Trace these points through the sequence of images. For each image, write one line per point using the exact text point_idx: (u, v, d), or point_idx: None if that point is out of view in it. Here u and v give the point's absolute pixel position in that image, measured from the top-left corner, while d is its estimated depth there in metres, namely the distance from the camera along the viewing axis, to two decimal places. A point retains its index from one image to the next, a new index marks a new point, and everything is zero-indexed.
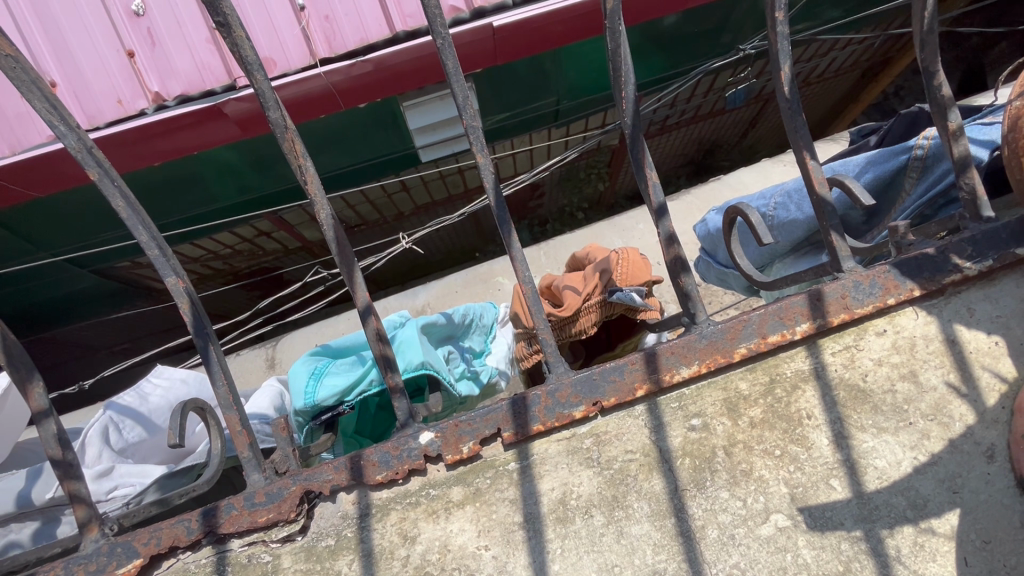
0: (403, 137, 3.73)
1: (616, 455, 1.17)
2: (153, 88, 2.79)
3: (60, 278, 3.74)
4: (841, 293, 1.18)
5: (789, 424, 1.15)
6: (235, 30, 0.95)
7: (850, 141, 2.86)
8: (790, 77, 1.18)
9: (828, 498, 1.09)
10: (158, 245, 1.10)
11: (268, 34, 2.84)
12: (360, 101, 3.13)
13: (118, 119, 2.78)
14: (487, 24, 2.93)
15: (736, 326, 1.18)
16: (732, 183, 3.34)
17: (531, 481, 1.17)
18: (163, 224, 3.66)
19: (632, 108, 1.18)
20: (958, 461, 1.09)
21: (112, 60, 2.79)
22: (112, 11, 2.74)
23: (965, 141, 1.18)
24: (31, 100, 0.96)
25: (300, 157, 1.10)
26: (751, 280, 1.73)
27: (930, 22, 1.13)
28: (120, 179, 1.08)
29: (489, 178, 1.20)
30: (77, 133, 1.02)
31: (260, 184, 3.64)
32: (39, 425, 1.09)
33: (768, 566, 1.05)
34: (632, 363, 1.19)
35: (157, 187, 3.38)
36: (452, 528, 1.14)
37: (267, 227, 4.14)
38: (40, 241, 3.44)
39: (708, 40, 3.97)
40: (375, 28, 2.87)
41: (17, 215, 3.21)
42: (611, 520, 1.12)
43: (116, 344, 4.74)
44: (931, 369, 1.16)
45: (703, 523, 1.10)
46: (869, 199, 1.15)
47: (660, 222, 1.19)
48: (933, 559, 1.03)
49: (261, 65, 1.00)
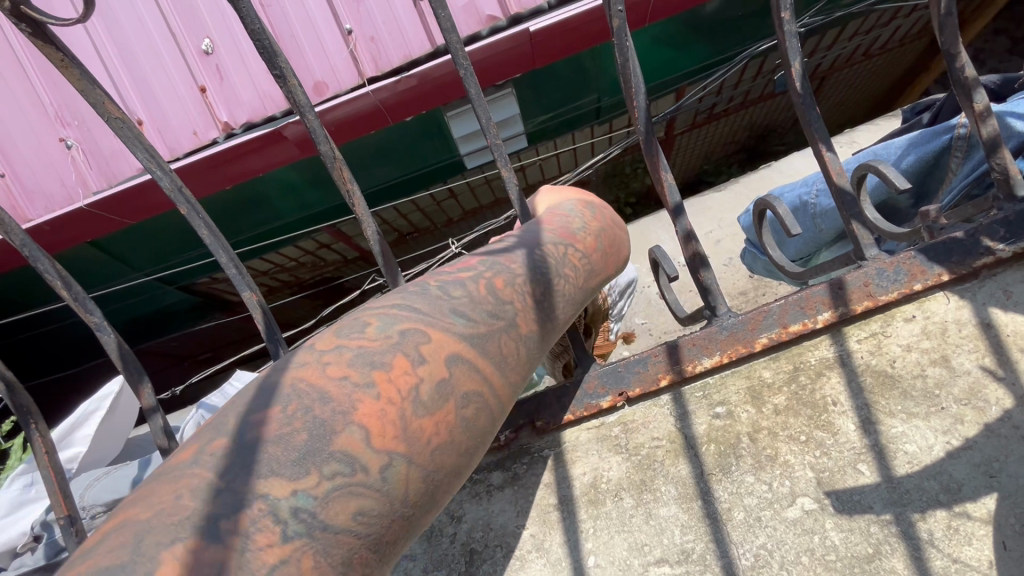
0: (449, 147, 3.91)
1: (643, 441, 1.26)
2: (222, 118, 3.11)
3: (153, 295, 4.22)
4: (863, 281, 1.21)
5: (814, 411, 1.19)
6: (290, 80, 1.12)
7: (905, 119, 2.71)
8: (801, 72, 1.21)
9: (856, 483, 1.11)
10: (235, 264, 1.29)
11: (320, 59, 3.10)
12: (406, 115, 3.32)
13: (195, 149, 3.13)
14: (523, 30, 3.04)
15: (757, 317, 1.24)
16: (782, 170, 3.27)
17: (564, 466, 1.29)
18: (238, 241, 4.05)
19: (644, 117, 1.26)
20: (995, 446, 1.07)
21: (188, 96, 3.13)
22: (186, 52, 3.09)
23: (994, 121, 1.13)
24: (136, 153, 1.16)
25: (347, 183, 1.26)
26: (784, 269, 1.73)
27: (948, 5, 1.11)
28: (205, 212, 1.27)
29: (513, 189, 1.31)
30: (170, 175, 1.22)
31: (320, 202, 3.94)
32: (150, 420, 1.31)
33: (796, 547, 1.08)
34: (655, 356, 1.28)
35: (230, 208, 3.72)
36: (493, 509, 1.29)
37: (328, 239, 4.48)
38: (136, 262, 3.90)
39: (754, 22, 3.86)
40: (417, 43, 3.06)
41: (116, 242, 3.66)
42: (640, 503, 1.20)
43: (199, 354, 5.26)
44: (964, 354, 1.16)
45: (730, 506, 1.15)
46: (903, 183, 1.07)
47: (678, 221, 1.27)
48: (969, 542, 1.02)
49: (311, 106, 1.17)
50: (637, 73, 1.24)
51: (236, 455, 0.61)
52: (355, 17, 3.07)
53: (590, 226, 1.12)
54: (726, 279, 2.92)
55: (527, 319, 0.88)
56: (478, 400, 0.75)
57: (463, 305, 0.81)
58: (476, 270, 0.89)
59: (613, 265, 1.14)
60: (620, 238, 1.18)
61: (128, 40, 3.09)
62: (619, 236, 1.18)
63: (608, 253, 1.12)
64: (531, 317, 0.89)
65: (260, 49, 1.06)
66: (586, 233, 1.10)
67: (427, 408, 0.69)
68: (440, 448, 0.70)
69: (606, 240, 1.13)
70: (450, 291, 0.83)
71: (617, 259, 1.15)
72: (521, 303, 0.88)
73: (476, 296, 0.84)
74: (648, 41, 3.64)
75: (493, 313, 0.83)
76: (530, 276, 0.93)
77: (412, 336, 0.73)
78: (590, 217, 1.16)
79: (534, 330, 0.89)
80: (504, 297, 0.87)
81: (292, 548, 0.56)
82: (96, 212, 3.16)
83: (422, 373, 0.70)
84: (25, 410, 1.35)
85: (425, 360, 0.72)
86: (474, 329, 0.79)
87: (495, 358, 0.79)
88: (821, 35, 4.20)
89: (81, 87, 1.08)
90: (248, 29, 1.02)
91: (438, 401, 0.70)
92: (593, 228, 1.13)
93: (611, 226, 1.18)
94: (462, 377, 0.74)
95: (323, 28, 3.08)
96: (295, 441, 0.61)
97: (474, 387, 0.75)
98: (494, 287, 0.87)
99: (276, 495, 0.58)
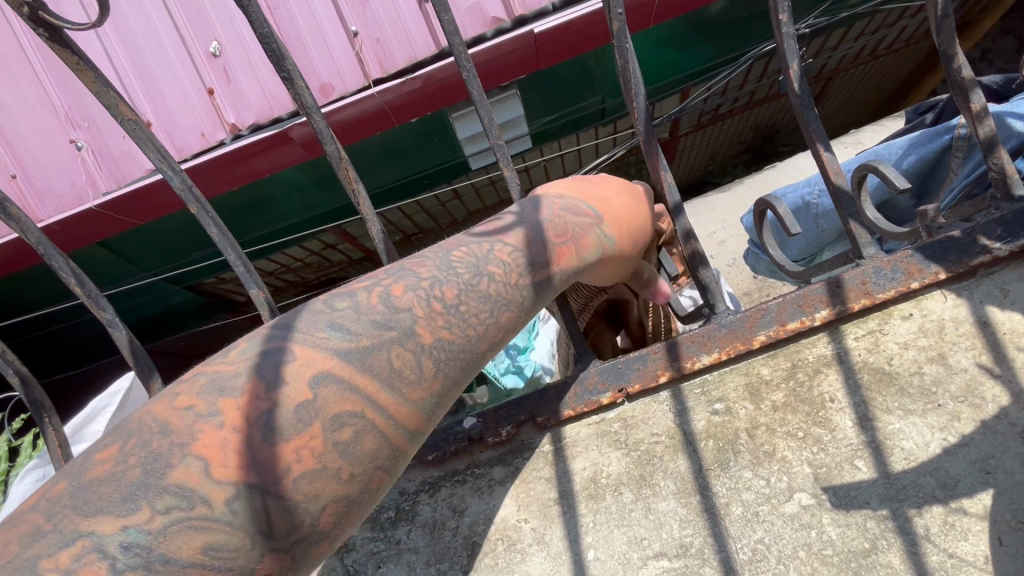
0: (454, 148, 3.94)
1: (643, 437, 1.28)
2: (230, 120, 3.16)
3: (160, 294, 4.27)
4: (861, 279, 1.23)
5: (812, 407, 1.20)
6: (297, 82, 1.15)
7: (909, 120, 2.71)
8: (799, 73, 1.23)
9: (853, 479, 1.12)
10: (243, 262, 1.31)
11: (327, 61, 3.13)
12: (411, 116, 3.36)
13: (203, 149, 3.17)
14: (528, 31, 3.06)
15: (756, 315, 1.27)
16: (787, 170, 3.27)
17: (565, 461, 1.30)
18: (245, 241, 4.09)
19: (644, 118, 1.28)
20: (991, 442, 1.08)
21: (196, 97, 3.17)
22: (194, 54, 3.14)
23: (991, 122, 1.15)
24: (148, 153, 1.19)
25: (353, 182, 1.28)
26: (786, 269, 1.74)
27: (945, 6, 1.12)
28: (214, 212, 1.30)
29: (516, 189, 1.33)
30: (181, 175, 1.25)
31: (325, 202, 3.98)
32: None
33: (793, 541, 1.10)
34: (655, 352, 1.31)
35: (237, 208, 3.76)
36: (494, 503, 1.31)
37: (334, 239, 4.52)
38: (143, 261, 3.95)
39: (759, 22, 3.86)
40: (422, 44, 3.09)
41: (124, 242, 3.71)
42: (639, 497, 1.22)
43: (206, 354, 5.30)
44: (961, 352, 1.17)
45: (728, 501, 1.16)
46: (902, 182, 1.09)
47: (678, 220, 1.29)
48: (965, 538, 1.03)
49: (318, 107, 1.20)
50: (637, 75, 1.26)
51: (71, 497, 0.70)
52: (361, 19, 3.10)
53: (532, 219, 1.18)
54: (730, 279, 2.93)
55: (429, 329, 0.94)
56: (353, 421, 0.82)
57: (343, 319, 0.88)
58: (377, 280, 0.97)
59: (562, 259, 1.17)
60: (576, 230, 1.22)
61: (137, 43, 3.13)
62: (569, 228, 1.22)
63: (555, 250, 1.17)
64: (435, 325, 0.95)
65: (268, 51, 1.09)
66: (523, 229, 1.16)
67: (286, 432, 0.76)
68: (307, 472, 0.77)
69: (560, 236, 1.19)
70: (336, 305, 0.91)
71: (569, 255, 1.19)
72: (422, 312, 0.95)
73: (363, 307, 0.91)
74: (652, 42, 3.66)
75: (381, 324, 0.90)
76: (437, 282, 1.00)
77: (274, 358, 0.81)
78: (537, 208, 1.22)
79: (439, 339, 0.95)
80: (398, 305, 0.93)
81: None
82: (105, 212, 3.21)
83: (277, 398, 0.78)
84: (38, 404, 1.38)
85: (285, 384, 0.79)
86: (349, 343, 0.86)
87: (379, 374, 0.86)
88: (827, 35, 4.20)
89: (95, 90, 1.12)
90: (257, 33, 1.05)
91: (300, 425, 0.78)
92: (534, 221, 1.18)
93: (560, 218, 1.23)
94: (331, 399, 0.81)
95: (329, 30, 3.11)
96: (128, 478, 0.70)
97: (346, 409, 0.82)
98: (388, 296, 0.94)
99: (105, 536, 0.66)
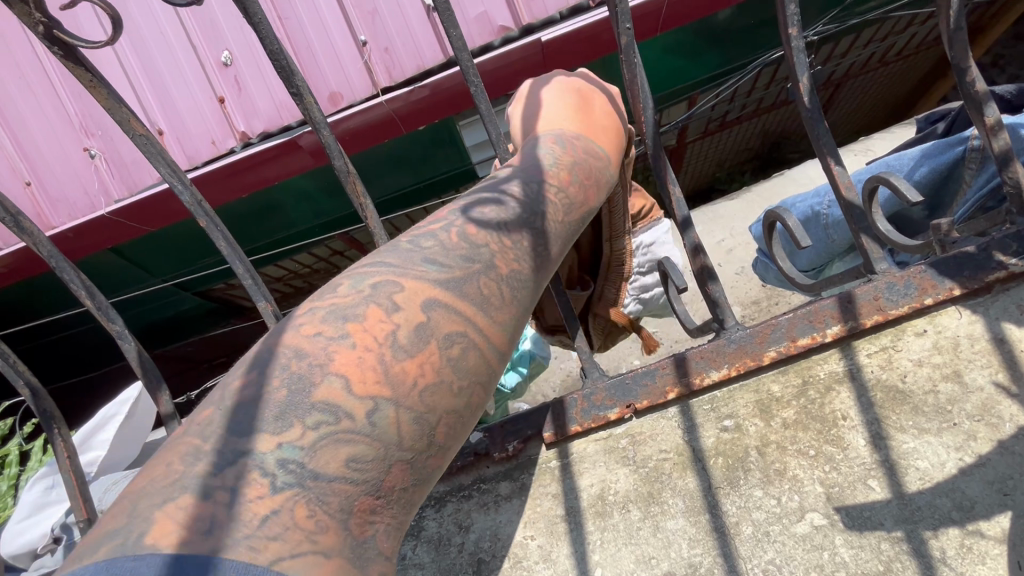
0: (462, 156, 3.95)
1: (651, 454, 1.26)
2: (240, 128, 3.20)
3: (171, 301, 4.31)
4: (873, 294, 1.21)
5: (823, 425, 1.18)
6: (306, 97, 1.15)
7: (920, 128, 2.69)
8: (809, 87, 1.22)
9: (866, 499, 1.09)
10: (251, 276, 1.32)
11: (335, 70, 3.16)
12: (419, 125, 3.38)
13: (212, 158, 3.21)
14: (535, 40, 3.08)
15: (765, 330, 1.25)
16: (796, 178, 3.25)
17: (572, 477, 1.29)
18: (253, 249, 4.12)
19: (651, 132, 1.28)
20: (1010, 462, 1.05)
21: (207, 106, 3.21)
22: (206, 64, 3.18)
23: (1006, 135, 1.13)
24: (158, 167, 1.20)
25: (361, 197, 1.29)
26: (795, 281, 1.72)
27: (958, 19, 1.11)
28: (223, 225, 1.30)
29: None
30: (191, 189, 1.26)
31: (334, 210, 4.01)
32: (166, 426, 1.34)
33: (804, 563, 1.07)
34: (663, 368, 1.30)
35: (246, 216, 3.79)
36: (500, 519, 1.30)
37: (341, 246, 4.55)
38: (154, 268, 3.99)
39: (768, 31, 3.85)
40: (430, 53, 3.11)
41: (135, 248, 3.75)
42: (647, 515, 1.20)
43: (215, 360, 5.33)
44: (977, 369, 1.15)
45: (737, 520, 1.14)
46: (913, 195, 1.07)
47: (685, 235, 1.28)
48: (982, 561, 0.99)
49: (326, 121, 1.20)
50: (644, 89, 1.26)
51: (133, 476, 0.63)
52: (370, 29, 3.13)
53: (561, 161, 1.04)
54: (738, 289, 2.91)
55: (505, 260, 0.87)
56: (460, 339, 0.75)
57: (434, 254, 0.82)
58: (447, 220, 0.89)
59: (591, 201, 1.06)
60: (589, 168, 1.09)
61: (150, 54, 3.18)
62: (593, 169, 1.08)
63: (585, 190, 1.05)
64: (508, 257, 0.87)
65: (278, 67, 1.09)
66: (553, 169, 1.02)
67: (408, 351, 0.70)
68: (430, 388, 0.70)
69: (582, 173, 1.06)
70: (422, 244, 0.84)
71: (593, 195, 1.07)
72: (496, 245, 0.87)
73: (448, 243, 0.84)
74: (660, 50, 3.65)
75: (467, 257, 0.83)
76: (509, 222, 0.92)
77: (385, 288, 0.75)
78: (561, 151, 1.07)
79: (517, 269, 0.87)
80: (477, 241, 0.86)
81: (283, 500, 0.58)
82: (117, 219, 3.25)
83: (398, 320, 0.71)
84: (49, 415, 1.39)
85: (399, 307, 0.73)
86: (449, 273, 0.79)
87: (475, 299, 0.79)
88: (836, 43, 4.17)
89: (108, 105, 1.13)
90: (267, 49, 1.06)
91: (419, 343, 0.71)
92: (565, 163, 1.05)
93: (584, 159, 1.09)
94: (443, 319, 0.75)
95: (338, 40, 3.14)
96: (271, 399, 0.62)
97: (455, 328, 0.75)
98: (466, 233, 0.86)
99: (235, 458, 0.59)
